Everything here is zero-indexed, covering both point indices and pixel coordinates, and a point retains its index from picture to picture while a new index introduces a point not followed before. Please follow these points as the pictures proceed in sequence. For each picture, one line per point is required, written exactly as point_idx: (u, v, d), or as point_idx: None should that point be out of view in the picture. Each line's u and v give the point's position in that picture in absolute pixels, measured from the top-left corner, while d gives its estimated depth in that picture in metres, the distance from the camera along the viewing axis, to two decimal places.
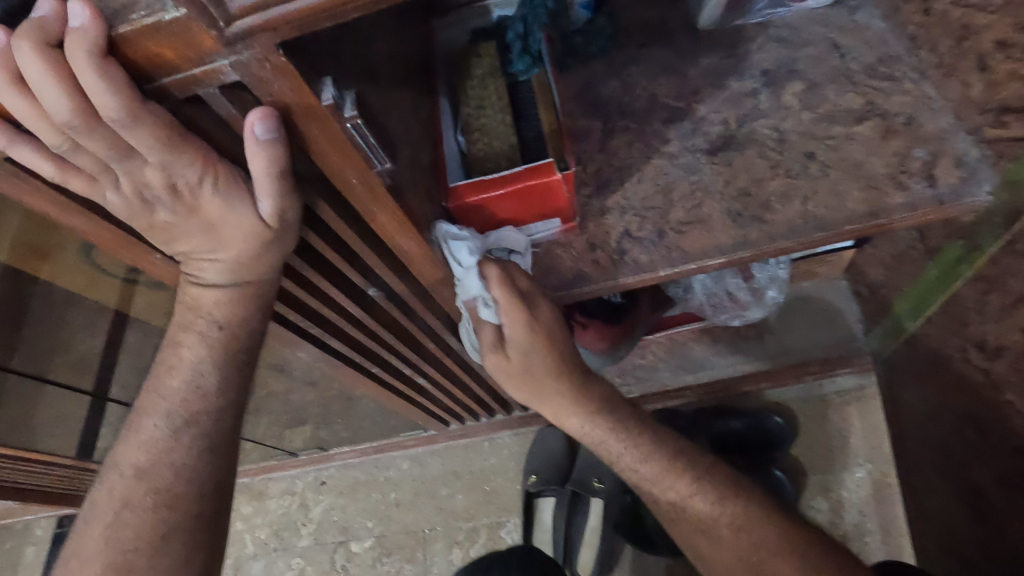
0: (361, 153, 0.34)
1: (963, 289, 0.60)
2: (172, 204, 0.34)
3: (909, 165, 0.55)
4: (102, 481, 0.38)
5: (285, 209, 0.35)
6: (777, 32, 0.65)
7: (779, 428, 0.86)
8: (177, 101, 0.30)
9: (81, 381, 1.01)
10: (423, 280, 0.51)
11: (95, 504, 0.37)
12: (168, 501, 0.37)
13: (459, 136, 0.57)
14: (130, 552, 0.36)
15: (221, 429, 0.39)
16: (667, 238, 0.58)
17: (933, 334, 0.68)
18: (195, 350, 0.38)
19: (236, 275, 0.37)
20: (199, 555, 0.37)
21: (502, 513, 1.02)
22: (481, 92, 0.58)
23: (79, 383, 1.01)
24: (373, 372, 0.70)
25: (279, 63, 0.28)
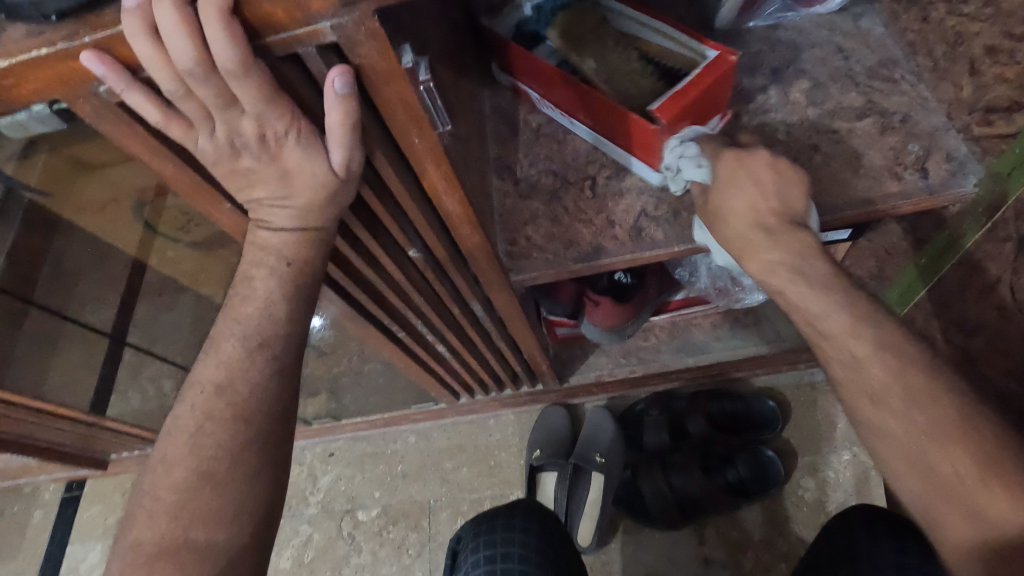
0: (427, 115, 0.39)
1: (951, 277, 0.66)
2: (257, 152, 0.37)
3: (904, 159, 0.60)
4: (184, 398, 0.41)
5: (352, 160, 0.38)
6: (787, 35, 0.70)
7: (771, 412, 0.96)
8: (278, 58, 0.34)
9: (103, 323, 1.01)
10: (460, 242, 0.56)
11: (178, 417, 0.41)
12: (246, 416, 0.40)
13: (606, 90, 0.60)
14: (212, 459, 0.39)
15: (288, 353, 0.42)
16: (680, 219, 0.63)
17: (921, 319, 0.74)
18: (267, 282, 0.42)
19: (304, 221, 0.40)
20: (269, 470, 0.41)
21: (504, 487, 1.06)
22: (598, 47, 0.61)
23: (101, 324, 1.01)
24: (398, 337, 0.75)
25: (372, 28, 0.32)
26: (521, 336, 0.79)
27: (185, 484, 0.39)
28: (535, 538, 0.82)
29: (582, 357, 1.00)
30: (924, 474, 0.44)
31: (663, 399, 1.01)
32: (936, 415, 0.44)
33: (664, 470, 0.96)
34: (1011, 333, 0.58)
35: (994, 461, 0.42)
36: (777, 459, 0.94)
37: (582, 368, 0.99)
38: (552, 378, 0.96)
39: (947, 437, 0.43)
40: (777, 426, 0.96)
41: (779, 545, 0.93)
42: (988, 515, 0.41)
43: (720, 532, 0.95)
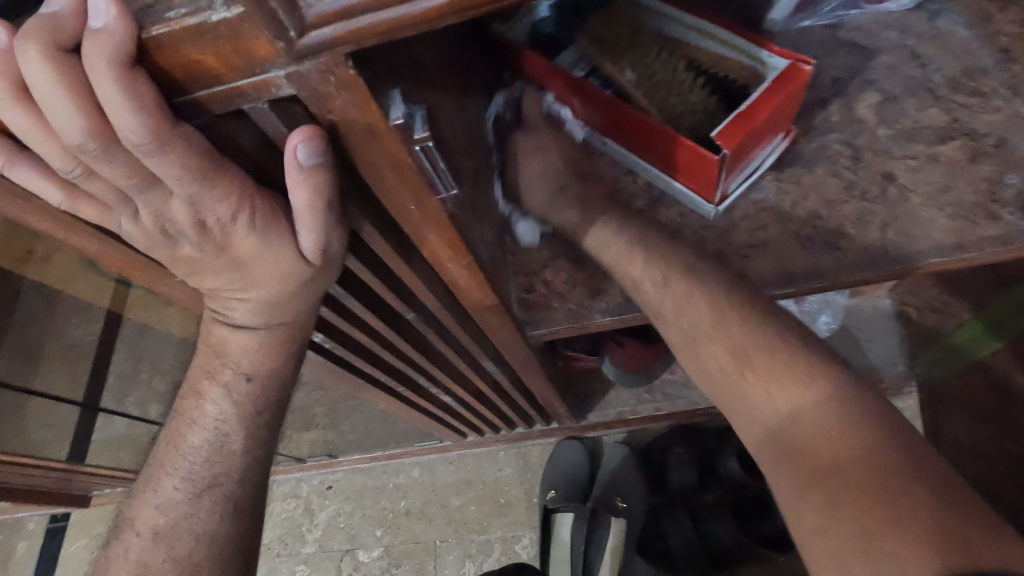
0: (426, 179, 0.29)
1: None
2: (198, 241, 0.28)
3: (1000, 193, 0.50)
4: (118, 542, 0.34)
5: (330, 242, 0.29)
6: (851, 38, 0.59)
7: None
8: (216, 116, 0.24)
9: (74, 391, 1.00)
10: (467, 303, 0.47)
11: (110, 565, 0.34)
12: (188, 571, 0.32)
13: (654, 109, 0.52)
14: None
15: (248, 490, 0.34)
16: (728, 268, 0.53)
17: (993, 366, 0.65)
18: (219, 404, 0.33)
19: (269, 316, 0.31)
20: None
21: (517, 527, 0.98)
22: (639, 57, 0.53)
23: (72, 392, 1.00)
24: (396, 388, 0.66)
25: (347, 77, 0.22)
26: (536, 383, 0.70)
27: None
28: None
29: (600, 393, 0.90)
30: (826, 524, 0.34)
31: (688, 434, 0.92)
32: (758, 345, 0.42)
33: (693, 515, 0.88)
34: None
35: (838, 439, 0.37)
36: None
37: (599, 406, 0.90)
38: (567, 417, 0.87)
39: (773, 380, 0.41)
40: None
41: None
42: (793, 408, 0.39)
43: None
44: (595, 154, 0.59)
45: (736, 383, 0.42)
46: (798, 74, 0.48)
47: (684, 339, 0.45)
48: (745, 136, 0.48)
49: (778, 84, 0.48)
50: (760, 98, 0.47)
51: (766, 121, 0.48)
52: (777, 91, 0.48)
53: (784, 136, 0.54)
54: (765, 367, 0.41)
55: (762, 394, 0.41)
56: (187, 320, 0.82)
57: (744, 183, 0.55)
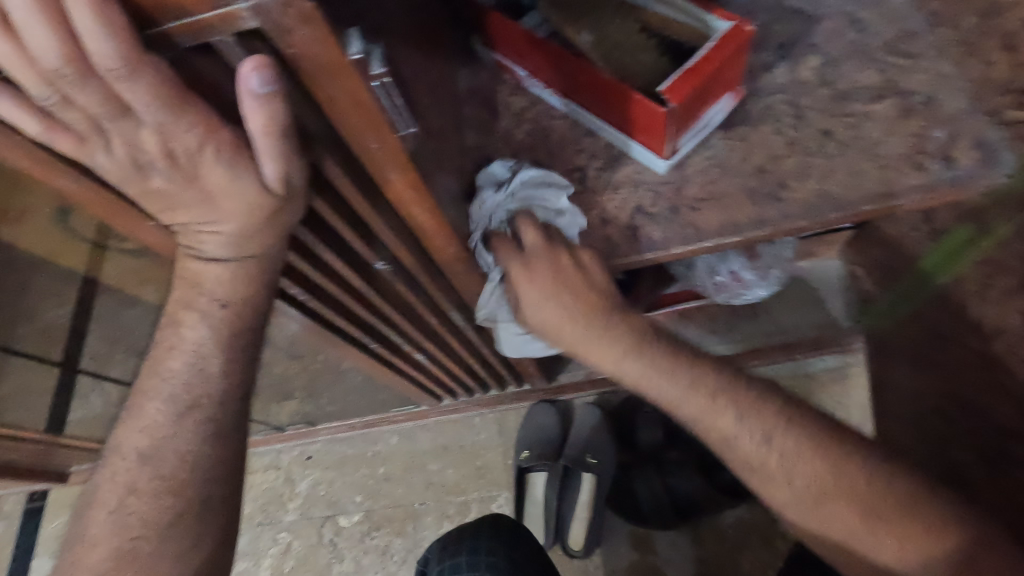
0: (385, 115, 0.32)
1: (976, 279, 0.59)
2: (167, 171, 0.29)
3: (926, 146, 0.54)
4: (108, 465, 0.37)
5: (291, 174, 0.31)
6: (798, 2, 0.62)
7: None
8: (183, 50, 0.26)
9: (50, 353, 1.01)
10: (434, 255, 0.49)
11: (99, 486, 0.37)
12: (173, 488, 0.36)
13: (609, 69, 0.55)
14: (138, 539, 0.35)
15: (226, 414, 0.37)
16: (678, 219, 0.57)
17: (928, 317, 0.70)
18: (197, 330, 0.35)
19: (239, 248, 0.34)
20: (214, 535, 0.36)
21: (493, 488, 1.02)
22: (595, 21, 0.56)
23: (48, 354, 1.01)
24: (369, 347, 0.68)
25: (304, 10, 0.25)
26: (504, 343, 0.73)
27: (108, 567, 0.35)
28: (504, 561, 0.79)
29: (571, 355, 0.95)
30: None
31: None
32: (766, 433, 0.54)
33: (661, 470, 0.92)
34: None
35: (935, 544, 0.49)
36: None
37: (569, 367, 0.96)
38: (539, 378, 0.91)
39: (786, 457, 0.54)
40: None
41: (778, 543, 0.90)
42: (840, 525, 0.53)
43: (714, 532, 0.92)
44: (558, 119, 0.62)
45: (769, 470, 0.54)
46: (739, 34, 0.52)
47: (700, 416, 0.57)
48: (691, 91, 0.51)
49: (722, 43, 0.51)
50: (706, 55, 0.50)
51: (710, 78, 0.51)
52: (721, 49, 0.51)
53: (732, 95, 0.57)
54: (783, 448, 0.54)
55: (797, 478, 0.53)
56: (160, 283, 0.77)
57: (693, 140, 0.58)
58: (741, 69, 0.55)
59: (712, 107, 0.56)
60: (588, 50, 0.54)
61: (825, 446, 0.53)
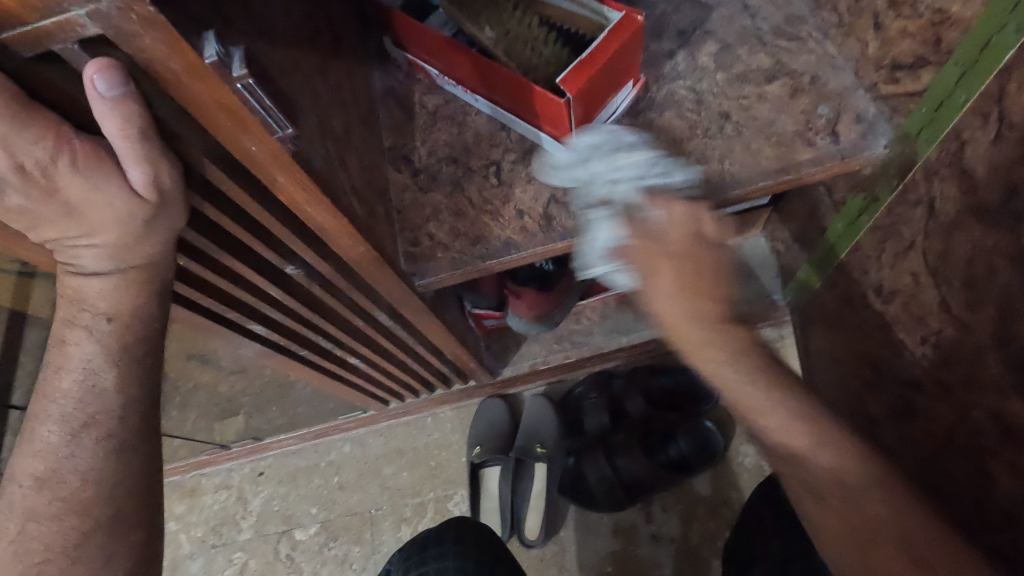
0: (258, 118, 0.32)
1: (891, 248, 0.62)
2: (24, 189, 0.28)
3: (815, 123, 0.57)
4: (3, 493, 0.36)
5: (160, 177, 0.31)
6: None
7: (711, 434, 0.93)
8: (26, 60, 0.26)
9: None
10: (347, 256, 0.49)
11: None
12: (76, 508, 0.36)
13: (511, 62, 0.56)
14: (42, 563, 0.35)
15: (126, 427, 0.36)
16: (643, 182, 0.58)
17: (839, 284, 0.74)
18: (83, 345, 0.35)
19: (120, 260, 0.33)
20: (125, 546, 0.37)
21: (449, 486, 1.02)
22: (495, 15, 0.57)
23: None
24: (302, 356, 0.68)
25: (145, 14, 0.25)
26: (439, 339, 0.74)
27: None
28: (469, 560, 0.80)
29: (515, 346, 0.96)
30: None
31: (601, 380, 0.98)
32: (746, 377, 0.53)
33: (607, 451, 0.94)
34: (924, 301, 0.55)
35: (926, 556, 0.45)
36: (715, 429, 0.94)
37: (513, 359, 0.96)
38: (484, 373, 0.92)
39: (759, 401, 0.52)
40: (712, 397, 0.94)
41: (725, 514, 0.93)
42: (805, 469, 0.51)
43: (665, 510, 0.94)
44: (471, 115, 0.62)
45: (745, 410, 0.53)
46: (632, 22, 0.53)
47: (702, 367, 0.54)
48: (589, 81, 0.52)
49: (615, 32, 0.53)
50: (601, 45, 0.52)
51: (607, 67, 0.53)
52: (615, 38, 0.52)
53: (632, 83, 0.59)
54: (753, 397, 0.52)
55: (798, 454, 0.50)
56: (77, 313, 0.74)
57: (601, 129, 0.59)
58: (639, 57, 0.57)
59: (613, 96, 0.58)
60: (493, 45, 0.56)
61: (808, 419, 0.51)
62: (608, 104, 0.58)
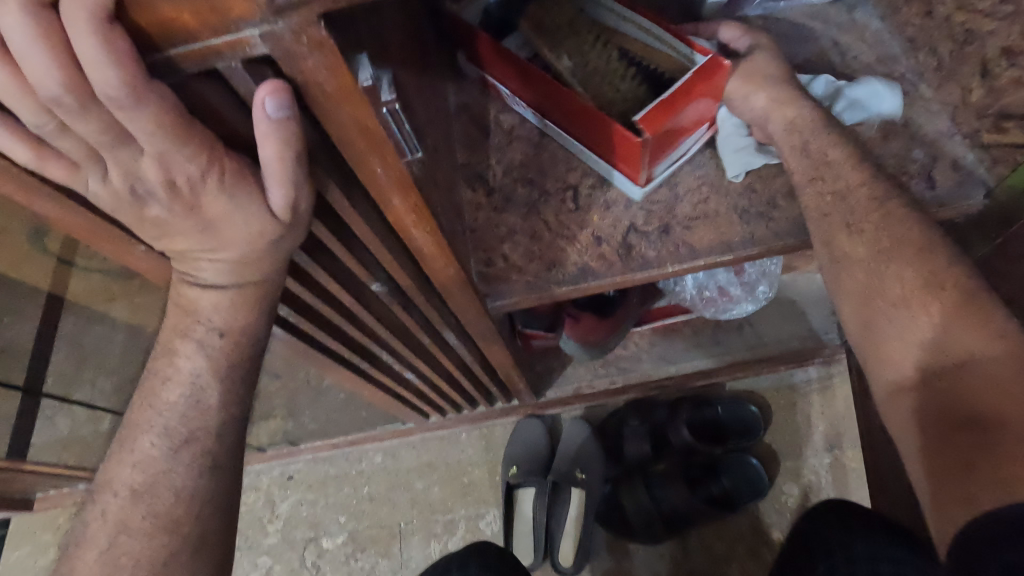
0: (394, 143, 0.31)
1: None
2: (167, 201, 0.28)
3: (908, 167, 0.54)
4: (97, 502, 0.36)
5: (297, 199, 0.30)
6: (788, 12, 0.60)
7: (757, 472, 0.90)
8: (188, 75, 0.25)
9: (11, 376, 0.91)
10: (432, 276, 0.48)
11: (88, 525, 0.36)
12: (169, 525, 0.35)
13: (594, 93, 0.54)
14: None
15: (224, 445, 0.36)
16: (775, 63, 0.54)
17: None
18: (194, 361, 0.34)
19: (239, 276, 0.33)
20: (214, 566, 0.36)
21: (480, 505, 1.00)
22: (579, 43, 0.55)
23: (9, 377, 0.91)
24: (359, 367, 0.67)
25: (318, 39, 0.24)
26: (494, 358, 0.72)
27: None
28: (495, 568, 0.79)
29: (559, 368, 0.95)
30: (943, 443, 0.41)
31: (641, 406, 0.97)
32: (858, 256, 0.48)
33: (647, 482, 0.92)
34: None
35: (1000, 373, 0.41)
36: (761, 467, 0.91)
37: (558, 381, 0.95)
38: (527, 393, 0.91)
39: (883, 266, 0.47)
40: (760, 432, 0.92)
41: (764, 554, 0.91)
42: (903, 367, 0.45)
43: (701, 544, 0.92)
44: (549, 136, 0.61)
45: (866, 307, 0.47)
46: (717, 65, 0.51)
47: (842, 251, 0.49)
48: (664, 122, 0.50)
49: (699, 74, 0.51)
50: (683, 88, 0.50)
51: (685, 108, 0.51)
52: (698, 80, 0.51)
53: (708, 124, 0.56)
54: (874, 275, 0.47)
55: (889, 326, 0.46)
56: (143, 313, 0.76)
57: (670, 167, 0.58)
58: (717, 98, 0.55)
59: (686, 137, 0.55)
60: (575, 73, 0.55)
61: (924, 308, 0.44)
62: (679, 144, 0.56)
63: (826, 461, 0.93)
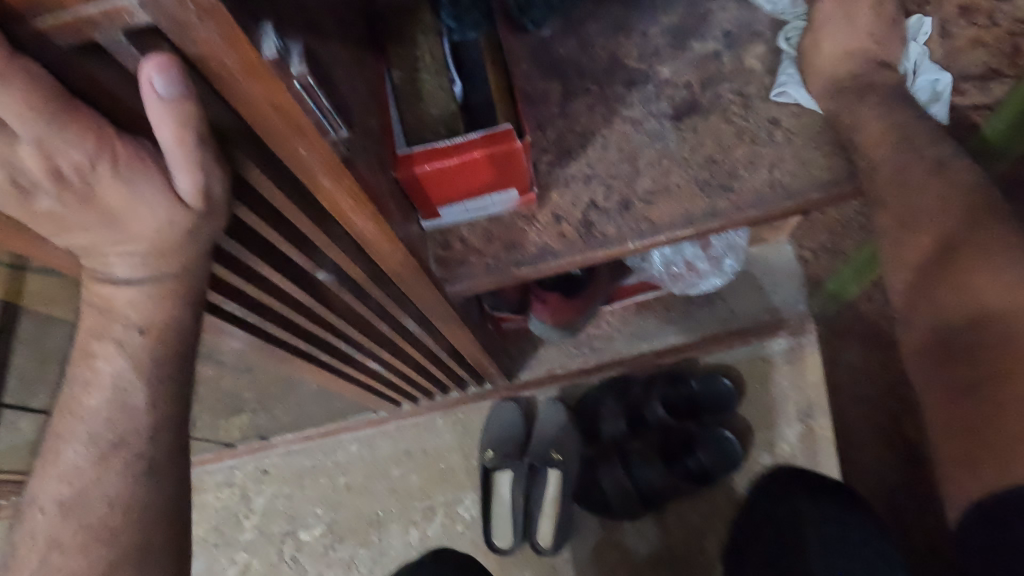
0: (315, 122, 0.29)
1: None
2: (55, 192, 0.26)
3: None
4: (24, 520, 0.34)
5: (209, 185, 0.28)
6: None
7: (733, 445, 0.90)
8: (63, 51, 0.22)
9: None
10: (382, 261, 0.46)
11: (19, 545, 0.34)
12: (104, 537, 0.33)
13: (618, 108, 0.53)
14: None
15: (160, 447, 0.34)
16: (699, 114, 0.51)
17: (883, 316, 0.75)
18: (114, 361, 0.32)
19: (154, 269, 0.30)
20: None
21: (458, 491, 1.00)
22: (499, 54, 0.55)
23: None
24: (320, 358, 0.65)
25: (204, 4, 0.21)
26: (461, 343, 0.70)
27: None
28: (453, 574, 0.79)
29: (532, 349, 0.95)
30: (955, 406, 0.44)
31: (618, 386, 0.96)
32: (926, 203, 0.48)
33: (624, 460, 0.93)
34: None
35: None
36: (734, 439, 0.91)
37: (530, 363, 0.95)
38: (499, 377, 0.90)
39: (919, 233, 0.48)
40: (734, 405, 0.91)
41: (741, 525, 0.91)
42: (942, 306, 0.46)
43: (680, 518, 0.93)
44: None
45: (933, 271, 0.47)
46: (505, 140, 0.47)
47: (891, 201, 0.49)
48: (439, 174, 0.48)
49: (484, 140, 0.48)
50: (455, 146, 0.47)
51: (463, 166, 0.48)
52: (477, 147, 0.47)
53: (518, 191, 0.54)
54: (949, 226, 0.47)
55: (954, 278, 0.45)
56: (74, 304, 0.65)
57: (470, 214, 0.56)
58: (528, 173, 0.52)
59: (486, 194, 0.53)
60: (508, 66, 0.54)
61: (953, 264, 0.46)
62: (481, 197, 0.54)
63: (800, 431, 0.93)
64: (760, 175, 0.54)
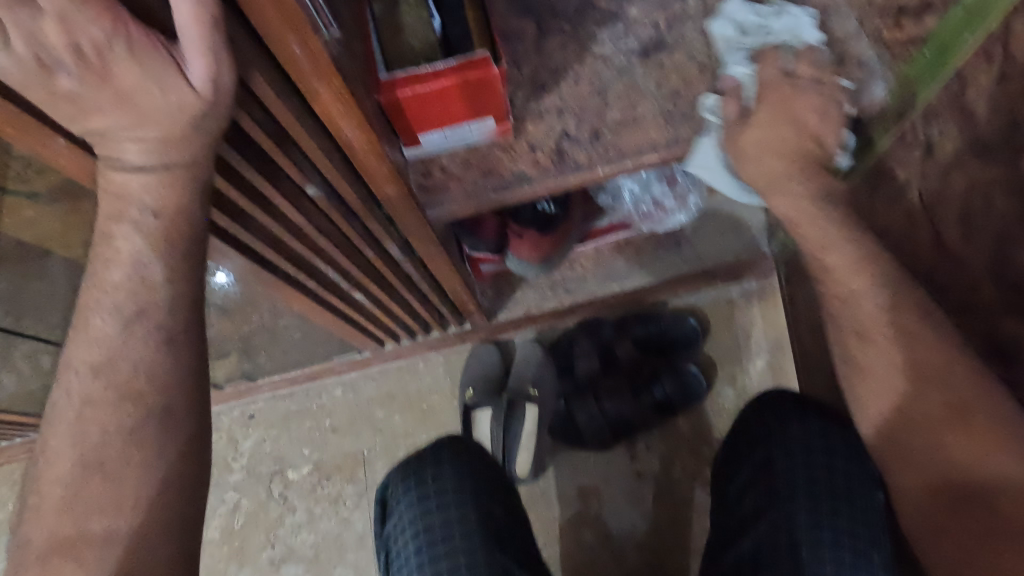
0: (307, 16, 0.32)
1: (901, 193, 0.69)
2: (78, 70, 0.30)
3: (819, 67, 0.57)
4: (60, 381, 0.40)
5: (220, 75, 0.30)
6: None
7: (697, 379, 0.96)
8: None
9: None
10: (368, 176, 0.49)
11: (56, 404, 0.40)
12: (132, 397, 0.39)
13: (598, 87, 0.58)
14: (100, 442, 0.39)
15: (173, 317, 0.39)
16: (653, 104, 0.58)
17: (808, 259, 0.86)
18: (132, 239, 0.37)
19: (163, 155, 0.34)
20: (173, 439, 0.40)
21: (441, 429, 1.05)
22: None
23: None
24: (311, 288, 0.67)
25: None
26: (442, 274, 0.75)
27: (85, 462, 0.39)
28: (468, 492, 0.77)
29: (510, 290, 1.01)
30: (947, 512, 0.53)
31: (591, 328, 1.01)
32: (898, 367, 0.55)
33: (596, 393, 0.98)
34: None
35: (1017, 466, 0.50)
36: (699, 375, 0.97)
37: (509, 304, 1.01)
38: (479, 316, 0.96)
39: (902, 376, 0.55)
40: (697, 342, 0.98)
41: (704, 452, 0.98)
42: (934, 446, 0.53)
43: (648, 449, 0.99)
44: None
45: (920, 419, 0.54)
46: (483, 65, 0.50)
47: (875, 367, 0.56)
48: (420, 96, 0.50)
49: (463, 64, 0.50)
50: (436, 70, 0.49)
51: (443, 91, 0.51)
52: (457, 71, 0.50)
53: (494, 120, 0.57)
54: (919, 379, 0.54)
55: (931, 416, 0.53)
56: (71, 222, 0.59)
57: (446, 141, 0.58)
58: (504, 102, 0.55)
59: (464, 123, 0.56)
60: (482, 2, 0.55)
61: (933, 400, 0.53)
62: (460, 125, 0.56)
63: (762, 366, 1.00)
64: (722, 109, 0.58)
